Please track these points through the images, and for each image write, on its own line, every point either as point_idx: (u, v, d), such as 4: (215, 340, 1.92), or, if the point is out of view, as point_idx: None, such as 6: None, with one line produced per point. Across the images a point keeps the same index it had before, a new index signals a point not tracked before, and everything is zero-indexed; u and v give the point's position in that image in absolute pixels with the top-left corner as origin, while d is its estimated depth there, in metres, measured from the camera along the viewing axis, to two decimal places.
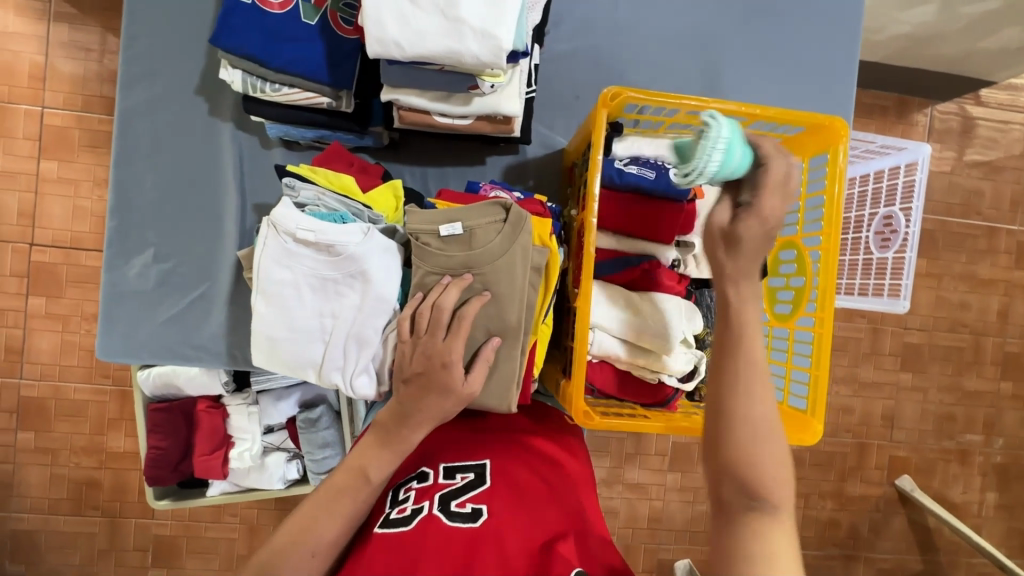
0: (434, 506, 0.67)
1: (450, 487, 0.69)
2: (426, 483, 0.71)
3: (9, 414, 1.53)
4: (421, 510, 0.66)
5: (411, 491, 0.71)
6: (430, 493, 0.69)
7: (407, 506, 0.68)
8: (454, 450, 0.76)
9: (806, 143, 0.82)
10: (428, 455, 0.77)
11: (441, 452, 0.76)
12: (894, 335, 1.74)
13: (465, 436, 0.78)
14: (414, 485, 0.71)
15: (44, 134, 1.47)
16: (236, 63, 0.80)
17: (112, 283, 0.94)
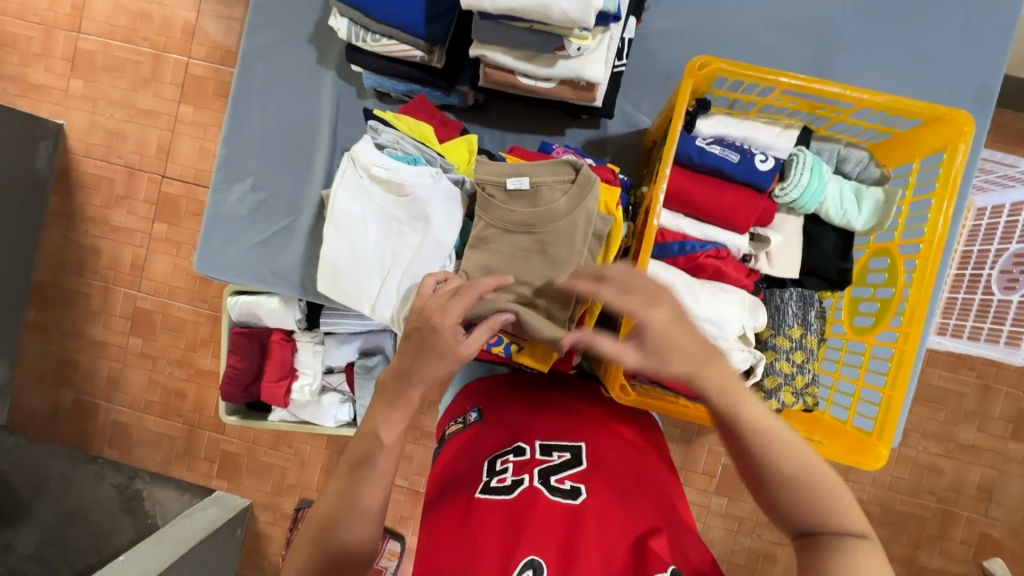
0: (535, 479, 0.65)
1: (547, 463, 0.67)
2: (523, 457, 0.68)
3: (125, 320, 1.77)
4: (521, 482, 0.65)
5: (508, 464, 0.68)
6: (529, 467, 0.67)
7: (507, 477, 0.66)
8: (544, 427, 0.73)
9: (922, 141, 0.73)
10: (515, 428, 0.74)
11: (536, 428, 0.73)
12: (1008, 396, 1.51)
13: (557, 416, 0.76)
14: (511, 457, 0.69)
15: (186, 81, 1.67)
16: (344, 12, 0.87)
17: (214, 205, 1.05)
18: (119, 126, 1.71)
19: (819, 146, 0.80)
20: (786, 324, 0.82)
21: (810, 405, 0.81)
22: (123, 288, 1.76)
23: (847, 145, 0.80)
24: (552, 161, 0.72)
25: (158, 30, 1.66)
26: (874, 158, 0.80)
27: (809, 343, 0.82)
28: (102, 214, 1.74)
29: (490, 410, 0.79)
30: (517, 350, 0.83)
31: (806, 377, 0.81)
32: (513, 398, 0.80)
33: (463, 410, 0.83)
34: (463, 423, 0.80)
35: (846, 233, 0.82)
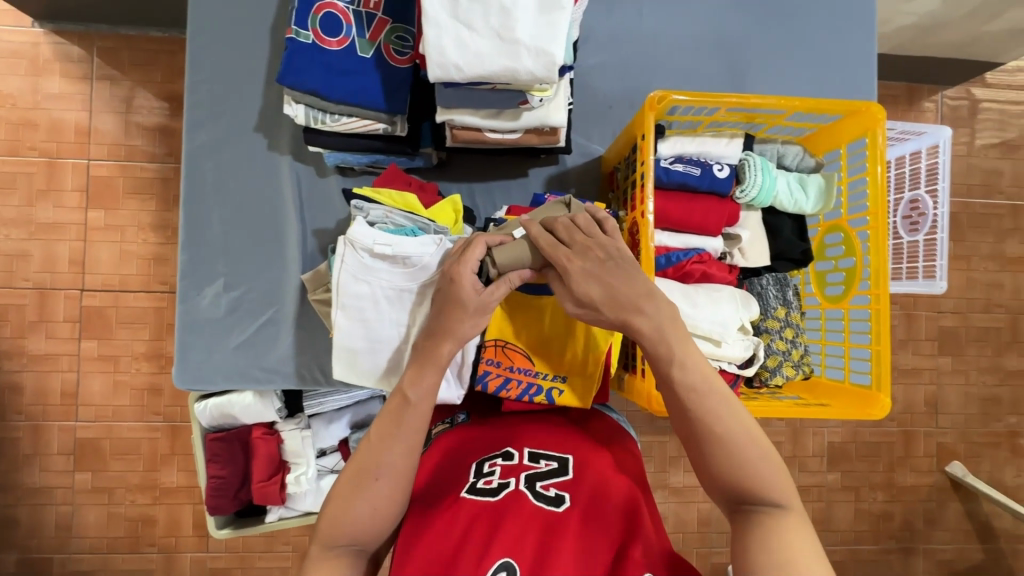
0: (521, 484, 0.66)
1: (535, 470, 0.68)
2: (511, 461, 0.69)
3: (66, 457, 1.58)
4: (507, 484, 0.66)
5: (496, 466, 0.69)
6: (517, 471, 0.68)
7: (493, 479, 0.67)
8: (533, 435, 0.74)
9: (844, 130, 0.86)
10: (504, 433, 0.75)
11: (527, 434, 0.73)
12: (929, 319, 1.74)
13: (547, 421, 0.77)
14: (499, 461, 0.70)
15: (91, 185, 1.55)
16: (299, 98, 0.87)
17: (185, 313, 0.99)
18: (17, 246, 1.54)
19: (762, 148, 0.91)
20: (771, 307, 0.91)
21: (807, 373, 0.91)
22: (57, 422, 1.57)
23: (783, 143, 0.91)
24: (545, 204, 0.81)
25: (46, 136, 1.53)
26: (806, 150, 0.91)
27: (794, 319, 0.91)
28: (16, 346, 1.55)
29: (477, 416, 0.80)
30: (560, 395, 0.78)
31: (799, 350, 0.91)
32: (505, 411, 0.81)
33: (450, 412, 0.83)
34: (449, 423, 0.80)
35: (800, 219, 0.93)
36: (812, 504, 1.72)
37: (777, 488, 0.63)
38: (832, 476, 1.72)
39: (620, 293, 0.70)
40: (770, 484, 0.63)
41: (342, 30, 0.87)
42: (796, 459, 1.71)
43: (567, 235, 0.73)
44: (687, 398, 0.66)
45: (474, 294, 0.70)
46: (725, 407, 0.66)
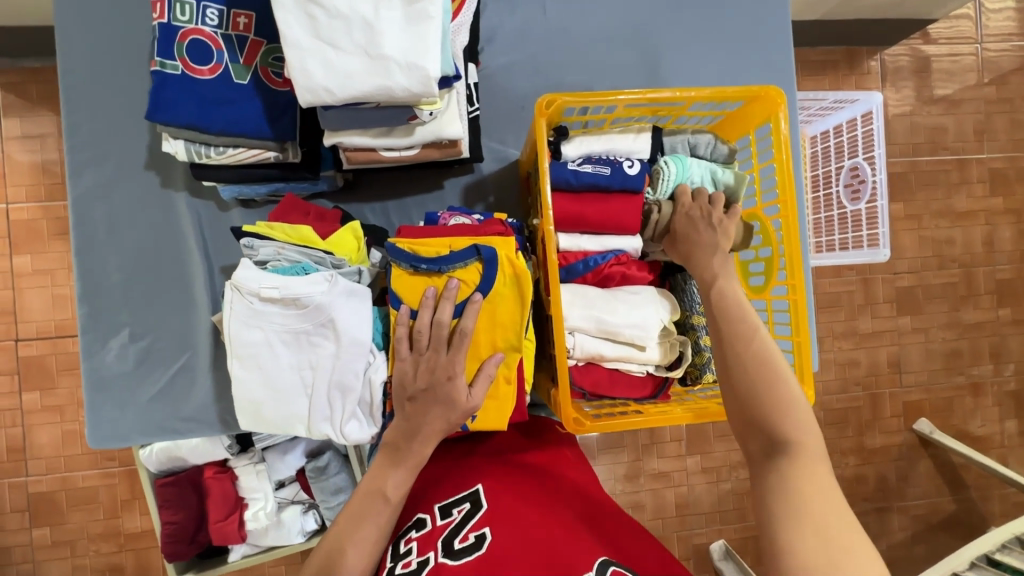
0: (439, 552, 0.65)
1: (450, 526, 0.67)
2: (425, 529, 0.69)
3: (21, 514, 1.51)
4: (427, 559, 0.64)
5: (412, 542, 0.68)
6: (433, 540, 0.67)
7: (412, 559, 0.66)
8: (441, 490, 0.74)
9: (751, 115, 0.83)
10: (416, 503, 0.75)
11: (434, 494, 0.74)
12: (885, 281, 1.74)
13: (453, 465, 0.78)
14: (414, 535, 0.69)
15: (12, 229, 1.46)
16: (176, 134, 0.81)
17: (92, 370, 0.93)
18: None
19: (672, 141, 0.87)
20: (695, 304, 0.88)
21: None
22: (7, 479, 1.50)
23: (693, 132, 0.87)
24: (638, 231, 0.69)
25: None
26: (718, 137, 0.87)
27: None
28: None
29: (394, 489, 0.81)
30: (472, 422, 0.75)
31: None
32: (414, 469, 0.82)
33: None
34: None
35: None
36: None
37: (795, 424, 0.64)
38: None
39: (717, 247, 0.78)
40: (793, 424, 0.64)
41: (212, 57, 0.81)
42: None
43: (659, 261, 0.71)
44: (738, 336, 0.69)
45: (465, 398, 0.69)
46: (775, 347, 0.69)
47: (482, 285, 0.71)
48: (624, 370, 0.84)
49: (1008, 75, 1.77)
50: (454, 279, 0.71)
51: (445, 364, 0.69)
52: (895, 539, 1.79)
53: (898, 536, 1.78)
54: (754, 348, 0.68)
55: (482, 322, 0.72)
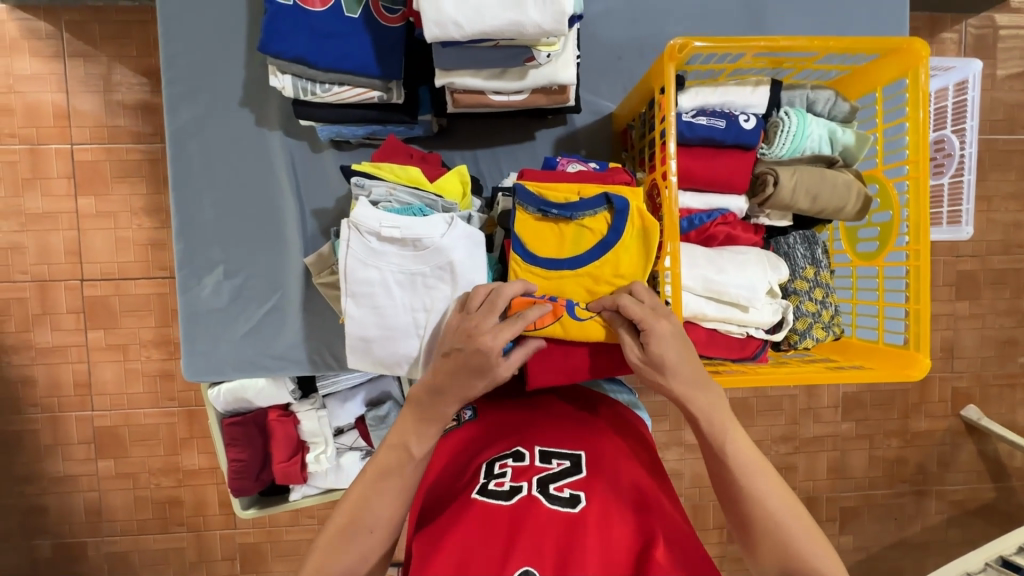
0: (533, 488, 0.64)
1: (547, 471, 0.67)
2: (523, 462, 0.68)
3: (87, 445, 1.56)
4: (520, 488, 0.64)
5: (507, 467, 0.68)
6: (528, 474, 0.66)
7: (505, 481, 0.66)
8: (546, 433, 0.73)
9: (882, 70, 0.79)
10: (514, 432, 0.74)
11: (538, 434, 0.72)
12: (947, 264, 1.67)
13: (557, 420, 0.76)
14: (510, 462, 0.68)
15: (77, 170, 1.46)
16: (285, 68, 0.80)
17: (187, 304, 0.95)
18: (11, 239, 1.47)
19: (790, 96, 0.83)
20: (799, 267, 0.86)
21: (838, 334, 0.87)
22: (74, 412, 1.54)
23: (813, 88, 0.84)
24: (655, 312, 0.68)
25: (24, 121, 1.43)
26: (839, 94, 0.84)
27: (824, 278, 0.86)
28: (23, 339, 1.51)
29: (484, 410, 0.79)
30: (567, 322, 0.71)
31: (829, 310, 0.86)
32: (508, 403, 0.81)
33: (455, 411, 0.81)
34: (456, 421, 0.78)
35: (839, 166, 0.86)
36: (827, 454, 1.70)
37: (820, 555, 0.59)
38: (847, 426, 1.70)
39: (690, 365, 0.66)
40: (822, 566, 0.59)
41: None
42: (812, 410, 1.69)
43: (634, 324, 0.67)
44: (743, 472, 0.63)
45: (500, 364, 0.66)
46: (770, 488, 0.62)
47: (609, 234, 0.73)
48: (724, 332, 0.82)
49: None
50: (582, 228, 0.74)
51: (497, 327, 0.65)
52: (930, 522, 1.77)
53: (933, 519, 1.76)
54: (759, 500, 0.61)
55: (605, 271, 0.73)
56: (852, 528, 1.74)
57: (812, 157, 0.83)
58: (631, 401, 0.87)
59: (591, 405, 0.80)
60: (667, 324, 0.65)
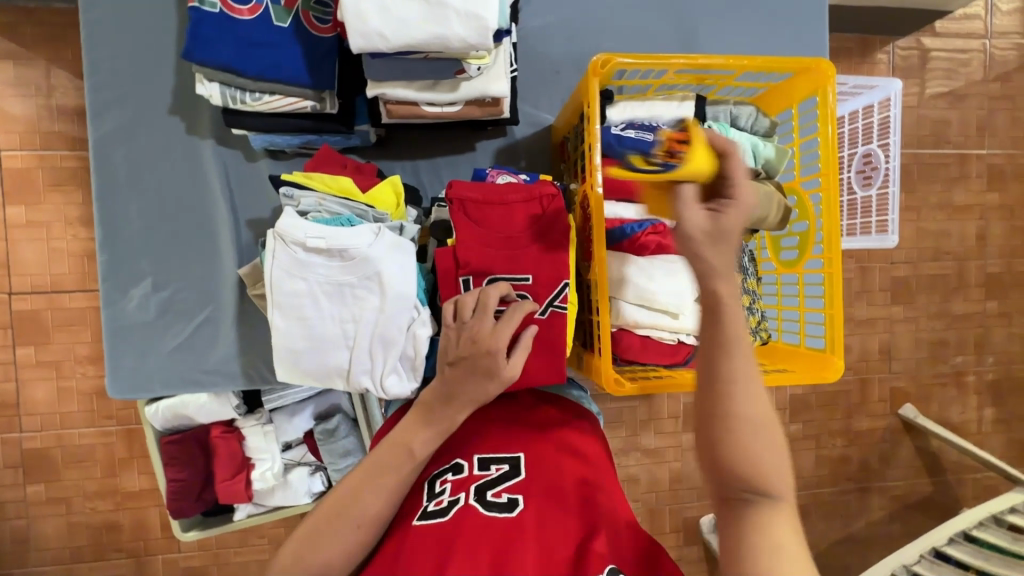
0: (471, 496, 0.65)
1: (485, 479, 0.67)
2: (461, 475, 0.69)
3: (14, 470, 1.46)
4: (457, 501, 0.65)
5: (447, 484, 0.68)
6: (466, 484, 0.67)
7: (444, 498, 0.66)
8: (485, 439, 0.73)
9: (796, 88, 0.84)
10: (455, 443, 0.74)
11: (476, 442, 0.73)
12: (882, 271, 1.76)
13: (496, 425, 0.76)
14: (450, 477, 0.69)
15: (5, 178, 1.38)
16: (211, 76, 0.78)
17: (112, 318, 0.92)
18: None
19: (715, 110, 0.87)
20: None
21: (765, 339, 0.91)
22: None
23: (735, 104, 0.88)
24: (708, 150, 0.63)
25: None
26: (760, 110, 0.88)
27: (751, 286, 0.90)
28: None
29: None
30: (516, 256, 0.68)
31: (756, 316, 0.90)
32: None
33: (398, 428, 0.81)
34: None
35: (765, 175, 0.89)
36: None
37: (780, 474, 0.54)
38: (794, 427, 1.77)
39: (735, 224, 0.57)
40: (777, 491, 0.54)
41: None
42: None
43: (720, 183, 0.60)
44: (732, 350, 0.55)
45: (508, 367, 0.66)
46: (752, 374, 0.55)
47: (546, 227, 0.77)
48: (656, 338, 0.84)
49: (1012, 73, 1.79)
50: None
51: (500, 325, 0.66)
52: (873, 517, 1.85)
53: (876, 514, 1.84)
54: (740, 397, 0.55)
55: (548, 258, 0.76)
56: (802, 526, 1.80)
57: (736, 171, 0.87)
58: (580, 396, 0.86)
59: (533, 405, 0.81)
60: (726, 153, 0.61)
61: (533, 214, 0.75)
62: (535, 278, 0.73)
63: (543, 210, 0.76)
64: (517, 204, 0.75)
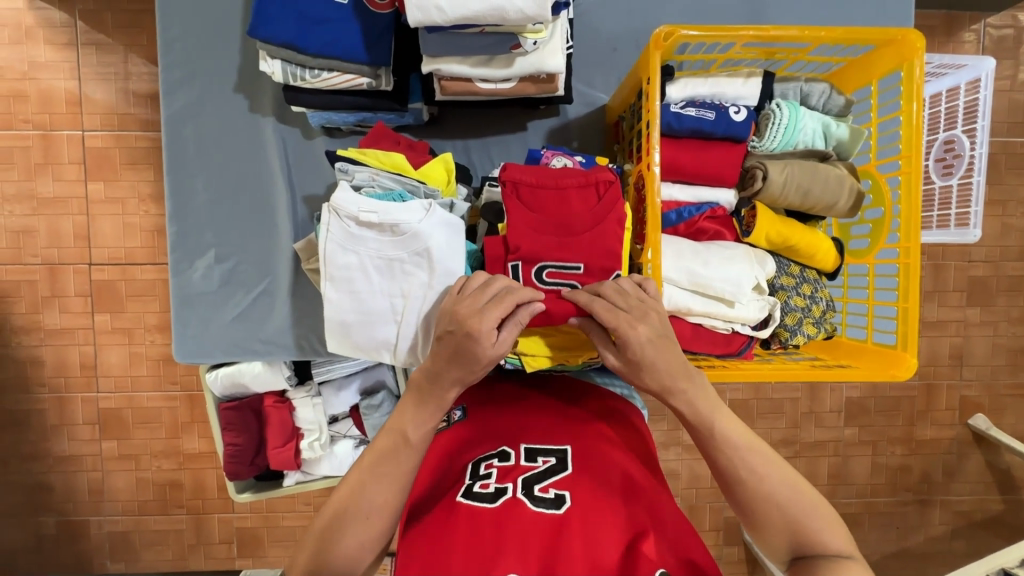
0: (518, 489, 0.64)
1: (533, 471, 0.66)
2: (508, 462, 0.68)
3: (91, 426, 1.59)
4: (505, 490, 0.64)
5: (493, 469, 0.67)
6: (513, 474, 0.66)
7: (490, 483, 0.65)
8: (533, 430, 0.72)
9: (878, 62, 0.78)
10: (501, 429, 0.73)
11: (524, 432, 0.72)
12: (958, 269, 1.63)
13: (543, 417, 0.75)
14: (496, 463, 0.68)
15: (87, 156, 1.48)
16: (275, 53, 0.81)
17: (179, 287, 0.97)
18: (23, 222, 1.50)
19: (783, 88, 0.82)
20: (786, 263, 0.85)
21: (829, 332, 0.86)
22: (79, 393, 1.57)
23: (807, 80, 0.82)
24: (800, 166, 0.80)
25: (37, 108, 1.46)
26: (834, 87, 0.82)
27: (811, 274, 0.86)
28: (31, 321, 1.54)
29: (474, 410, 0.78)
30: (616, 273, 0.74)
31: (820, 306, 0.85)
32: (499, 401, 0.79)
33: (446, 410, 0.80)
34: (445, 422, 0.77)
35: (837, 159, 0.83)
36: (828, 459, 1.67)
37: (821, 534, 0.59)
38: (850, 431, 1.67)
39: (668, 361, 0.64)
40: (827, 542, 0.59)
41: None
42: (813, 415, 1.65)
43: (806, 204, 0.81)
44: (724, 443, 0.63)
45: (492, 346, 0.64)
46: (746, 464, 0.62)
47: None
48: (709, 327, 0.81)
49: None
50: None
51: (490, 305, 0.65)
52: (933, 533, 1.73)
53: (936, 529, 1.72)
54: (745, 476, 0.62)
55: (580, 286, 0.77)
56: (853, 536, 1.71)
57: (807, 151, 0.82)
58: (627, 395, 0.86)
59: (577, 397, 0.80)
60: (814, 175, 0.79)
61: (588, 201, 0.73)
62: (586, 268, 0.72)
63: (599, 196, 0.74)
64: (573, 190, 0.74)
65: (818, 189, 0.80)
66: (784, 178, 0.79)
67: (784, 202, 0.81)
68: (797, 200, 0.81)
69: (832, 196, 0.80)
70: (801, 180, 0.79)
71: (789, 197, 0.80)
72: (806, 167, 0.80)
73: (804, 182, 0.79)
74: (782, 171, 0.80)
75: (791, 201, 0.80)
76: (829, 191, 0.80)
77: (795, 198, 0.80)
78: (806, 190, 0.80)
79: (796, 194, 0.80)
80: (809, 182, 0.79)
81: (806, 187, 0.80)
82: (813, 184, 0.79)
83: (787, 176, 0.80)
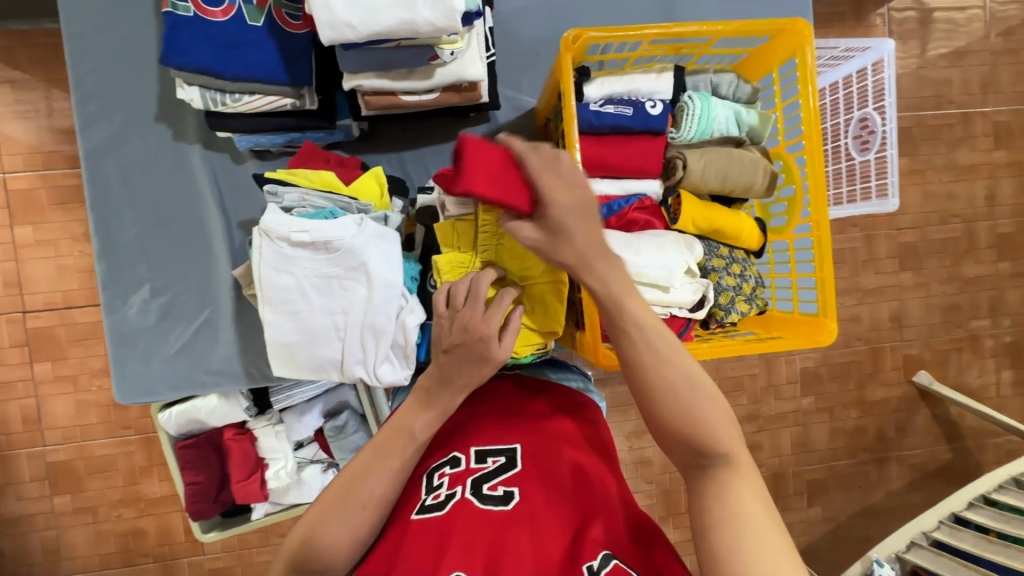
0: (467, 490, 0.65)
1: (482, 472, 0.67)
2: (458, 468, 0.69)
3: (41, 482, 1.51)
4: (454, 494, 0.65)
5: (444, 477, 0.68)
6: (463, 478, 0.67)
7: (441, 492, 0.66)
8: (483, 432, 0.74)
9: (776, 52, 0.83)
10: (453, 438, 0.75)
11: (472, 434, 0.73)
12: (888, 237, 1.73)
13: (494, 418, 0.76)
14: (447, 470, 0.69)
15: (11, 200, 1.41)
16: (191, 80, 0.80)
17: (114, 325, 0.94)
18: None
19: (694, 80, 0.86)
20: (716, 246, 0.89)
21: (761, 307, 0.91)
22: (24, 449, 1.49)
23: (716, 72, 0.87)
24: (718, 150, 0.84)
25: None
26: (741, 76, 0.88)
27: (739, 254, 0.91)
28: None
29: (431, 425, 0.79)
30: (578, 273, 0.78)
31: (750, 283, 0.90)
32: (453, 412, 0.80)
33: None
34: None
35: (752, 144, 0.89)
36: (790, 429, 1.74)
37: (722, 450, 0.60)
38: (807, 401, 1.75)
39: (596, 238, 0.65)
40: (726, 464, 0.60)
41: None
42: (772, 388, 1.72)
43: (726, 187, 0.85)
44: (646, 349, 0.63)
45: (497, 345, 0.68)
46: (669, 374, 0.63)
47: None
48: (648, 313, 0.83)
49: (1014, 27, 1.74)
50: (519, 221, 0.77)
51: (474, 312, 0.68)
52: (893, 487, 1.83)
53: (895, 484, 1.82)
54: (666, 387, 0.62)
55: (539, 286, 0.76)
56: (821, 500, 1.79)
57: (721, 139, 0.86)
58: (584, 386, 0.89)
59: (532, 396, 0.82)
60: (732, 158, 0.84)
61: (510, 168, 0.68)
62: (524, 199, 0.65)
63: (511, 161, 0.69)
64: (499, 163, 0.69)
65: (736, 171, 0.84)
66: (700, 161, 0.84)
67: (705, 186, 0.85)
68: (718, 184, 0.85)
69: (750, 176, 0.84)
70: (718, 163, 0.84)
71: (709, 179, 0.84)
72: (722, 150, 0.84)
73: (722, 165, 0.84)
74: (699, 156, 0.84)
75: (712, 183, 0.85)
76: (748, 172, 0.84)
77: (714, 180, 0.84)
78: (725, 173, 0.84)
79: (716, 177, 0.84)
80: (727, 165, 0.84)
81: (725, 169, 0.84)
82: (731, 166, 0.84)
83: (704, 159, 0.84)
